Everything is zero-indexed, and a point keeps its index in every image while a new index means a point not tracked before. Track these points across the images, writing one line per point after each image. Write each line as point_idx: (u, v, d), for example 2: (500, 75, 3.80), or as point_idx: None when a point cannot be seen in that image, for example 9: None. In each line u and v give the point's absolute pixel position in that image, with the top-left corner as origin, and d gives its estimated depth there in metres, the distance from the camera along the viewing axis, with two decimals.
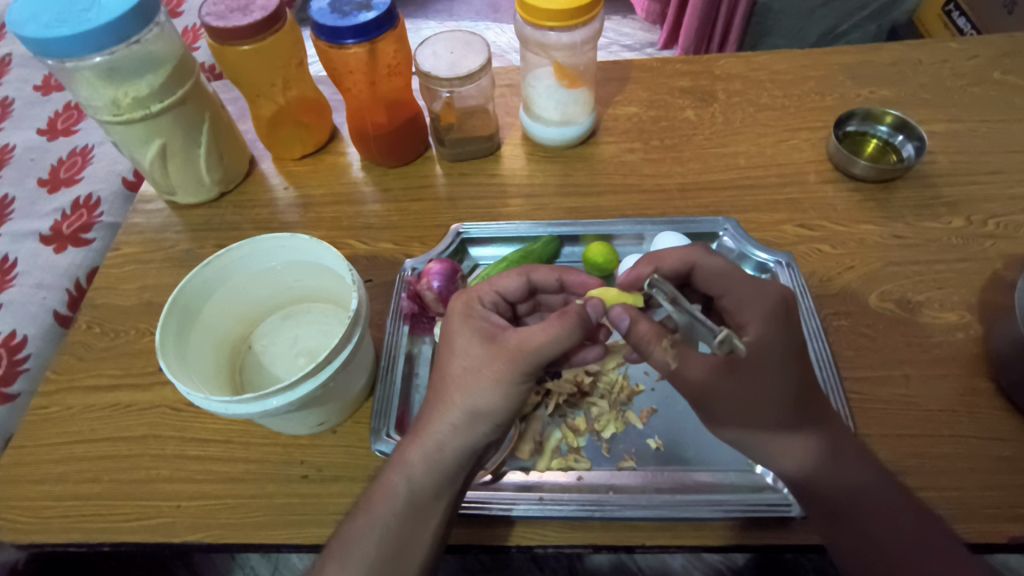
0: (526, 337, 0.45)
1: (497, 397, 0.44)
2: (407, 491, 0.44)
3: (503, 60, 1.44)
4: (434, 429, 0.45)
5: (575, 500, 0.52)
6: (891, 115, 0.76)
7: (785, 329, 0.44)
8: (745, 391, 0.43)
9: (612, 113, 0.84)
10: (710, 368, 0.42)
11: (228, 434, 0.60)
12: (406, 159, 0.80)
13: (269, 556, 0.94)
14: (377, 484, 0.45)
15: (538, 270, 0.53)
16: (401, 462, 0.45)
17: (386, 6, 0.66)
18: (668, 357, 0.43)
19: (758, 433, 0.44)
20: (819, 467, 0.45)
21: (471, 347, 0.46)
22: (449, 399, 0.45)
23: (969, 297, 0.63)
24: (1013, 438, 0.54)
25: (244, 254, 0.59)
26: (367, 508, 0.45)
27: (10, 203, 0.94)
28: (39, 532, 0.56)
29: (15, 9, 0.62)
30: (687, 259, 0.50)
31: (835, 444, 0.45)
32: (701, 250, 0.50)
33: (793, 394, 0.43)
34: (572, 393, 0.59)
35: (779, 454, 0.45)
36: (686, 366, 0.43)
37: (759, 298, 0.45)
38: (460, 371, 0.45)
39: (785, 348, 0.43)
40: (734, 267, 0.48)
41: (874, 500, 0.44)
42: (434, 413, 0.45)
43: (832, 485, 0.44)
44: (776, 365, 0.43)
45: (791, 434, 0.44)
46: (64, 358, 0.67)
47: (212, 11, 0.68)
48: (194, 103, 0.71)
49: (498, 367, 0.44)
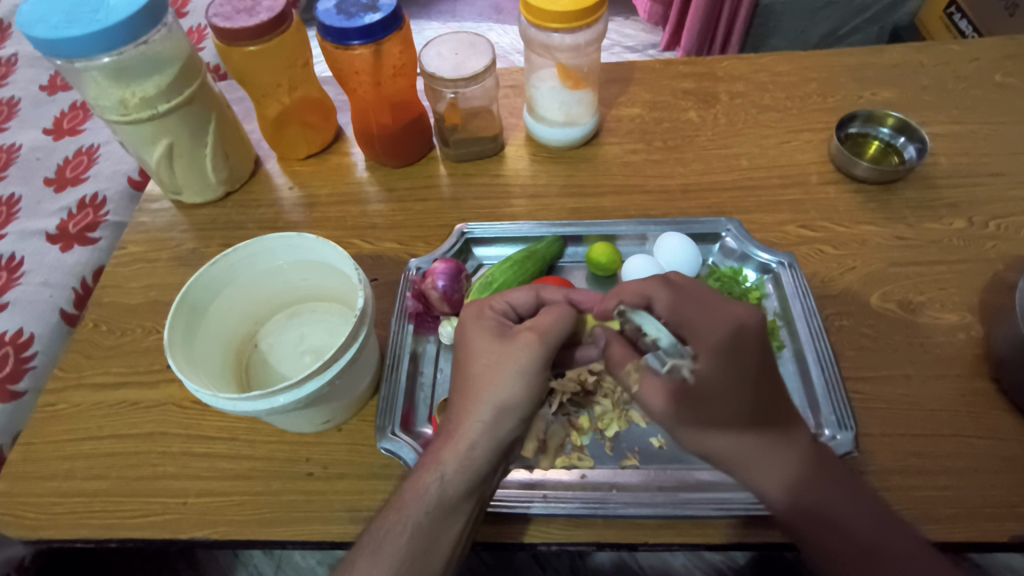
0: (544, 330, 0.47)
1: (522, 389, 0.46)
2: (439, 490, 0.44)
3: (506, 62, 1.45)
4: (465, 425, 0.45)
5: (578, 498, 0.52)
6: (892, 117, 0.76)
7: (735, 363, 0.43)
8: (696, 410, 0.45)
9: (616, 114, 0.85)
10: (665, 398, 0.46)
11: (234, 431, 0.60)
12: (409, 159, 0.80)
13: (272, 554, 0.95)
14: (406, 486, 0.45)
15: (548, 288, 0.53)
16: (434, 462, 0.45)
17: (391, 8, 0.67)
18: (631, 380, 0.48)
19: (729, 452, 0.45)
20: (791, 484, 0.44)
21: (491, 344, 0.47)
22: (477, 396, 0.46)
23: (970, 298, 0.64)
24: (1014, 438, 0.54)
25: (251, 253, 0.59)
26: (399, 506, 0.44)
27: (16, 202, 0.95)
28: (47, 528, 0.56)
29: (26, 9, 0.62)
30: (646, 291, 0.47)
31: (803, 457, 0.45)
32: (662, 280, 0.47)
33: (750, 412, 0.44)
34: (576, 392, 0.56)
35: (743, 470, 0.45)
36: (645, 391, 0.47)
37: (708, 328, 0.44)
38: (483, 369, 0.46)
39: (738, 373, 0.43)
40: (689, 295, 0.46)
41: (852, 515, 0.43)
42: (462, 412, 0.46)
43: (789, 496, 0.44)
44: (732, 385, 0.43)
45: (761, 457, 0.45)
46: (72, 356, 0.67)
47: (219, 12, 0.68)
48: (201, 103, 0.71)
49: (523, 360, 0.46)
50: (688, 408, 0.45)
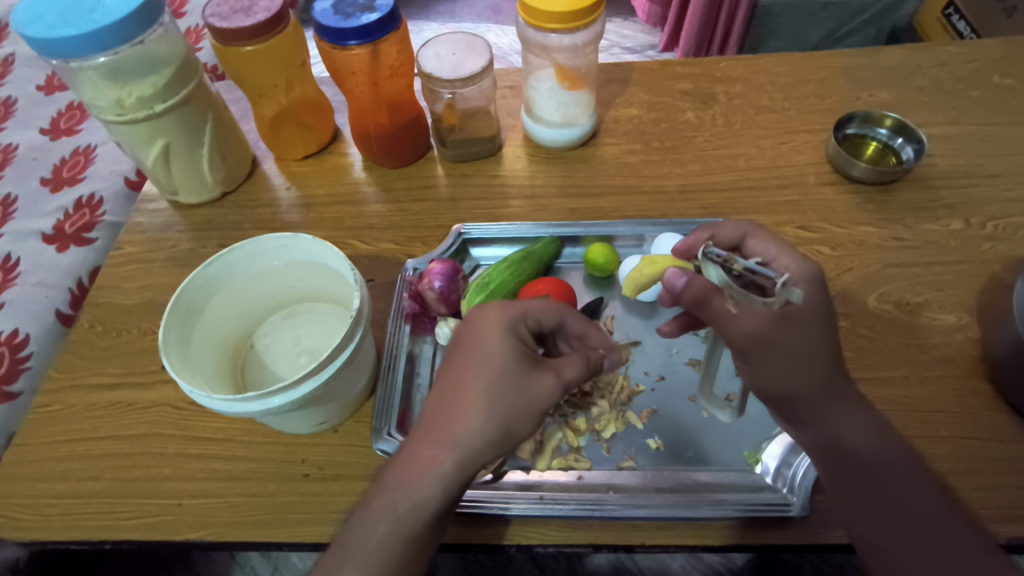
0: (563, 368, 0.45)
1: (535, 415, 0.43)
2: (437, 503, 0.41)
3: (505, 62, 1.45)
4: (473, 440, 0.41)
5: (574, 500, 0.52)
6: (890, 118, 0.76)
7: (828, 299, 0.46)
8: (787, 341, 0.44)
9: (613, 115, 0.84)
10: (766, 318, 0.44)
11: (230, 433, 0.60)
12: (406, 159, 0.80)
13: (269, 556, 0.95)
14: (394, 491, 0.41)
15: (572, 316, 0.49)
16: (430, 474, 0.41)
17: (388, 8, 0.67)
18: (727, 303, 0.45)
19: (816, 394, 0.45)
20: (873, 438, 0.46)
21: (514, 365, 0.42)
22: (488, 411, 0.41)
23: (968, 299, 0.64)
24: (1012, 439, 0.54)
25: (247, 254, 0.59)
26: (386, 515, 0.41)
27: (13, 202, 0.94)
28: (41, 530, 0.56)
29: (21, 9, 0.62)
30: (740, 231, 0.50)
31: (873, 416, 0.47)
32: (753, 224, 0.50)
33: (836, 357, 0.46)
34: (573, 393, 0.58)
35: (833, 420, 0.45)
36: (742, 315, 0.44)
37: (802, 268, 0.46)
38: (501, 385, 0.42)
39: (828, 310, 0.45)
40: (784, 241, 0.49)
41: (917, 474, 0.45)
42: (466, 424, 0.41)
43: (864, 452, 0.45)
44: (829, 321, 0.45)
45: (841, 404, 0.46)
46: (67, 356, 0.67)
47: (216, 11, 0.68)
48: (197, 103, 0.71)
49: (546, 397, 0.43)
50: (785, 336, 0.44)
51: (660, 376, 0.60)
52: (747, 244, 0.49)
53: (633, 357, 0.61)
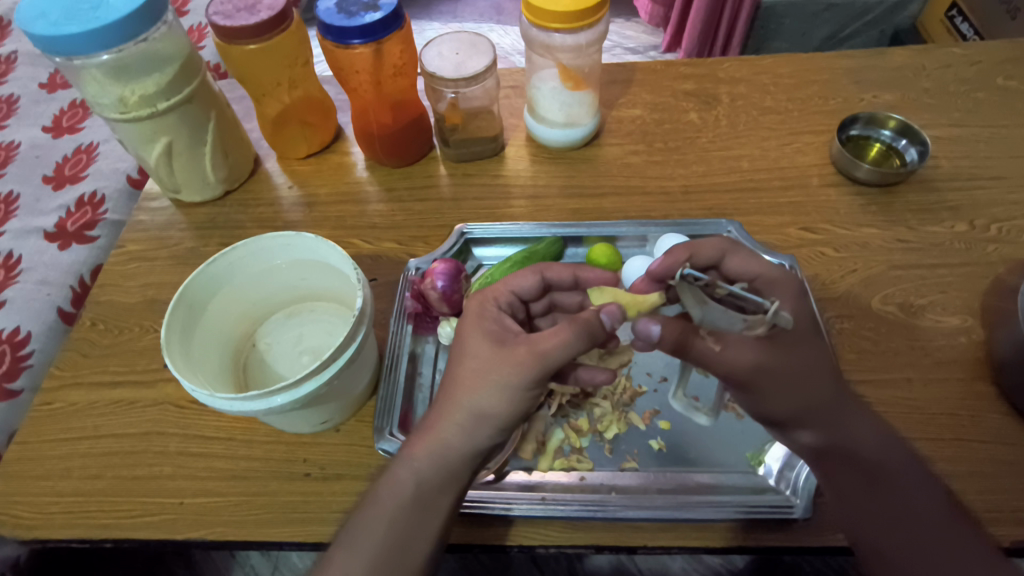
0: (538, 342, 0.43)
1: (505, 401, 0.43)
2: (414, 486, 0.43)
3: (507, 62, 1.45)
4: (442, 424, 0.44)
5: (576, 500, 0.52)
6: (894, 119, 0.76)
7: (808, 307, 0.46)
8: (782, 368, 0.43)
9: (616, 115, 0.84)
10: (751, 350, 0.43)
11: (232, 432, 0.60)
12: (409, 159, 0.80)
13: (269, 556, 0.94)
14: (384, 479, 0.44)
15: (553, 267, 0.52)
16: (409, 457, 0.44)
17: (392, 7, 0.67)
18: (709, 343, 0.44)
19: (817, 408, 0.45)
20: (879, 445, 0.45)
21: (484, 350, 0.45)
22: (457, 398, 0.44)
23: (972, 301, 0.64)
24: (1016, 442, 0.54)
25: (250, 252, 0.59)
26: (374, 501, 0.44)
27: (15, 199, 0.94)
28: (42, 528, 0.56)
29: (25, 7, 0.62)
30: (718, 248, 0.49)
31: (878, 425, 0.46)
32: (729, 241, 0.50)
33: (832, 365, 0.46)
34: (575, 393, 0.59)
35: (841, 427, 0.45)
36: (727, 350, 0.43)
37: (785, 279, 0.47)
38: (470, 373, 0.44)
39: (814, 320, 0.45)
40: (762, 258, 0.48)
41: (920, 484, 0.45)
42: (442, 410, 0.45)
43: (874, 456, 0.45)
44: (814, 331, 0.45)
45: (845, 412, 0.45)
46: (69, 354, 0.67)
47: (219, 10, 0.68)
48: (200, 102, 0.71)
49: (506, 373, 0.43)
50: (778, 358, 0.43)
51: (663, 377, 0.60)
52: (725, 263, 0.49)
53: (635, 357, 0.61)
